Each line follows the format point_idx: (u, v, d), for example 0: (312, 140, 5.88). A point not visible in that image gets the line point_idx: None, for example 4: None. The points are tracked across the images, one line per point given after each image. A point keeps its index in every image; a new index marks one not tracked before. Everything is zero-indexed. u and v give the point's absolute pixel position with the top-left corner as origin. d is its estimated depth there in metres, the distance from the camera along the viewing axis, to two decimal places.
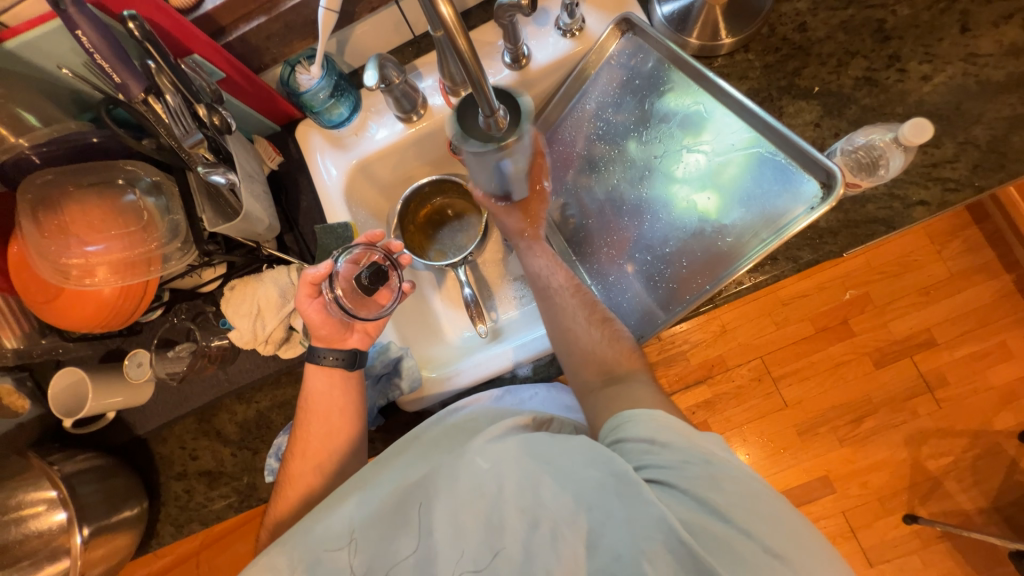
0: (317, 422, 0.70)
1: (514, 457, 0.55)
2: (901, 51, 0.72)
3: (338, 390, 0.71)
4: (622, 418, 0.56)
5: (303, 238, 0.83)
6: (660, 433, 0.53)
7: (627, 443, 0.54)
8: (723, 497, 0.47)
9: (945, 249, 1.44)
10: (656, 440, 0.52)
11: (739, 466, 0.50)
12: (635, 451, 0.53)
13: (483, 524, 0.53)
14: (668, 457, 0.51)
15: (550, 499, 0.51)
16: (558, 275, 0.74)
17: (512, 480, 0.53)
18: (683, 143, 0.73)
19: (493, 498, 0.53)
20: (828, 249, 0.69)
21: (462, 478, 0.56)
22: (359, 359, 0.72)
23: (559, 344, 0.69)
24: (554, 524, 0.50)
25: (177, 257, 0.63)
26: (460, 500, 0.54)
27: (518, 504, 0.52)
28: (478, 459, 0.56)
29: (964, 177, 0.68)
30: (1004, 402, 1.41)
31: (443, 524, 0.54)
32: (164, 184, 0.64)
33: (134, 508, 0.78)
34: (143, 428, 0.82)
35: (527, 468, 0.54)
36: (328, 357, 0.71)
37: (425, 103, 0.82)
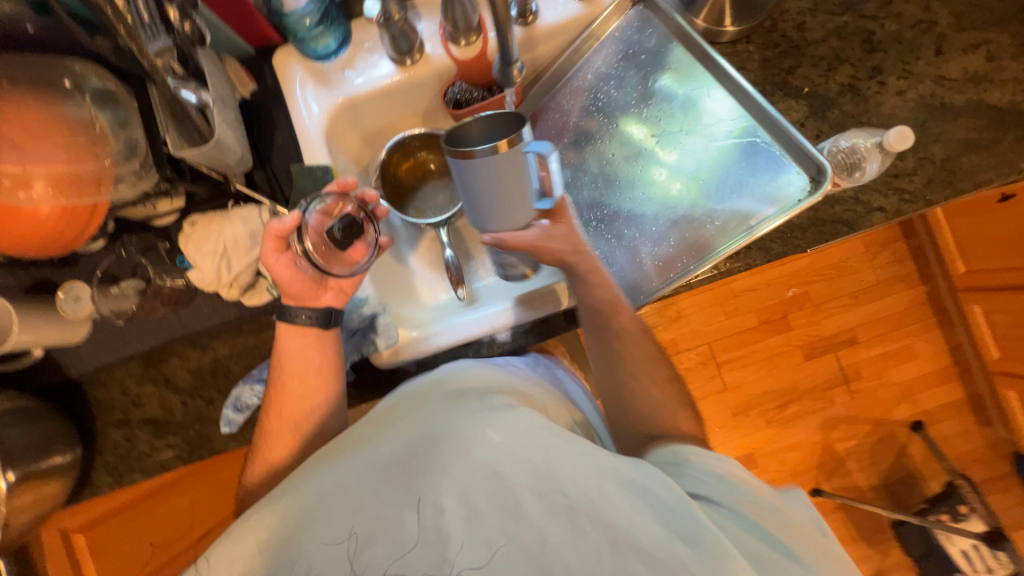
0: (292, 382, 0.66)
1: (528, 432, 0.53)
2: (883, 64, 0.76)
3: (314, 351, 0.67)
4: (687, 449, 0.57)
5: (276, 176, 0.76)
6: (731, 472, 0.54)
7: (690, 470, 0.55)
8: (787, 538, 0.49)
9: (877, 258, 1.60)
10: (725, 476, 0.53)
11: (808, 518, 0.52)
12: (698, 478, 0.54)
13: (496, 507, 0.49)
14: (731, 495, 0.52)
15: (576, 491, 0.49)
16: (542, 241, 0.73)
17: (529, 458, 0.51)
18: (681, 125, 0.75)
19: (511, 481, 0.50)
20: (796, 243, 0.74)
21: (474, 451, 0.52)
22: (334, 318, 0.68)
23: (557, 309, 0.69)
24: (575, 514, 0.48)
25: (132, 180, 0.56)
26: (471, 476, 0.51)
27: (535, 487, 0.49)
28: (490, 432, 0.53)
29: (918, 190, 0.75)
30: (903, 397, 1.61)
31: (451, 503, 0.49)
32: (119, 94, 0.57)
33: (65, 454, 0.72)
34: (76, 369, 0.74)
35: (551, 451, 0.51)
36: (301, 315, 0.66)
37: (421, 48, 0.77)
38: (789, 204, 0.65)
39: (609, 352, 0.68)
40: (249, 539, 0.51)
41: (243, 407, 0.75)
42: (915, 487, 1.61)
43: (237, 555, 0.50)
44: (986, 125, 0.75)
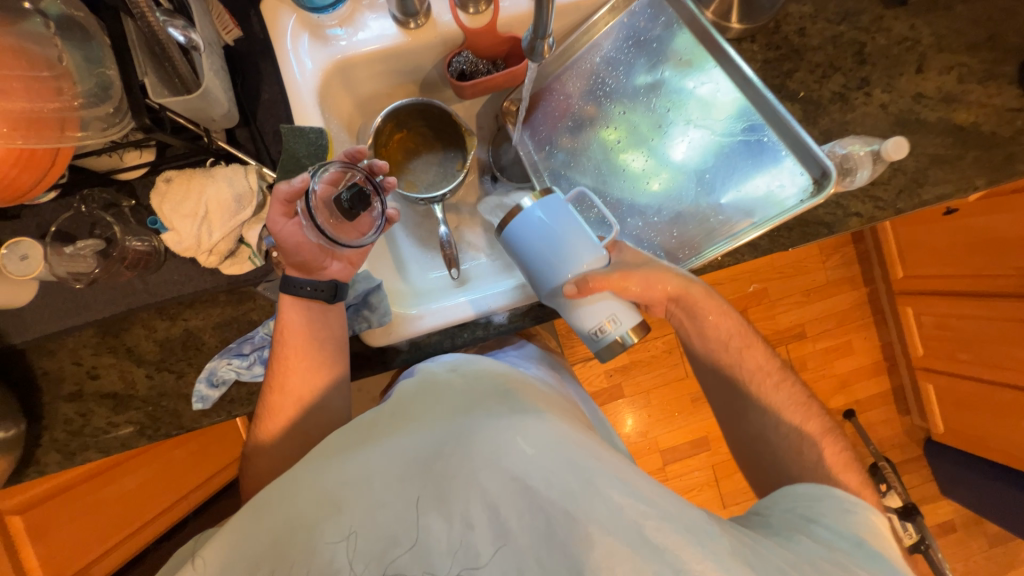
0: (294, 356, 0.65)
1: (564, 447, 0.48)
2: (871, 76, 0.81)
3: (318, 328, 0.66)
4: (842, 502, 0.57)
5: (262, 135, 0.70)
6: (857, 518, 0.55)
7: (823, 523, 0.54)
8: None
9: (829, 260, 1.73)
10: (859, 538, 0.52)
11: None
12: (827, 532, 0.53)
13: (522, 524, 0.44)
14: (852, 554, 0.50)
15: (609, 518, 0.43)
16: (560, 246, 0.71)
17: (561, 477, 0.45)
18: (689, 118, 0.75)
19: (538, 497, 0.45)
20: (782, 242, 0.78)
21: (501, 460, 0.47)
22: (341, 291, 0.67)
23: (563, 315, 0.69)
24: (608, 550, 0.42)
25: (100, 128, 0.50)
26: (495, 486, 0.46)
27: (566, 510, 0.44)
28: (522, 443, 0.48)
29: (890, 199, 0.80)
30: (840, 387, 1.77)
31: (472, 518, 0.44)
32: (86, 22, 0.49)
33: (9, 429, 0.64)
34: (20, 336, 0.66)
35: (586, 468, 0.46)
36: (305, 287, 0.65)
37: (428, 12, 0.72)
38: (795, 200, 0.67)
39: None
40: (250, 523, 0.48)
41: (219, 382, 0.70)
42: None
43: (234, 537, 0.48)
44: (952, 142, 0.81)
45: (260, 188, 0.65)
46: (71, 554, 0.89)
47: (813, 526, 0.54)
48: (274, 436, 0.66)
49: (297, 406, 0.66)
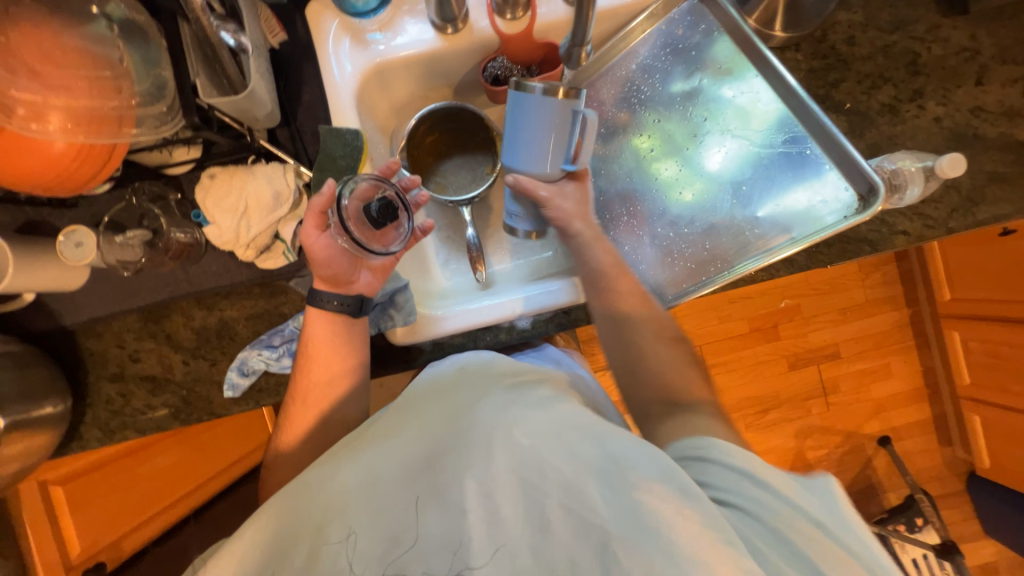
0: (318, 369, 0.67)
1: (558, 434, 0.47)
2: (925, 88, 0.77)
3: (340, 340, 0.68)
4: (710, 440, 0.51)
5: (300, 135, 0.72)
6: (759, 473, 0.47)
7: (714, 466, 0.48)
8: (837, 575, 0.41)
9: (869, 279, 1.65)
10: (765, 482, 0.46)
11: (854, 543, 0.43)
12: (721, 475, 0.47)
13: (521, 515, 0.45)
14: (761, 496, 0.45)
15: (605, 508, 0.43)
16: (590, 260, 0.70)
17: (557, 468, 0.45)
18: (727, 127, 0.73)
19: (535, 491, 0.45)
20: (820, 258, 0.75)
21: (495, 452, 0.47)
22: (366, 306, 0.68)
23: (610, 330, 0.68)
24: (606, 538, 0.43)
25: (152, 125, 0.52)
26: (492, 481, 0.46)
27: (564, 501, 0.44)
28: (513, 432, 0.48)
29: (942, 217, 0.76)
30: (875, 412, 1.68)
31: (468, 510, 0.45)
32: (147, 27, 0.51)
33: (57, 405, 0.68)
34: (71, 317, 0.70)
35: (579, 456, 0.46)
36: (332, 302, 0.66)
37: (466, 17, 0.73)
38: (839, 217, 0.63)
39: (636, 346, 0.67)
40: (256, 530, 0.49)
41: (249, 372, 0.72)
42: (875, 497, 1.68)
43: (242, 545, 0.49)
44: (1013, 160, 0.76)
45: (297, 185, 0.67)
46: (105, 523, 0.96)
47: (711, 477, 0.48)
48: (298, 428, 0.68)
49: (321, 399, 0.68)
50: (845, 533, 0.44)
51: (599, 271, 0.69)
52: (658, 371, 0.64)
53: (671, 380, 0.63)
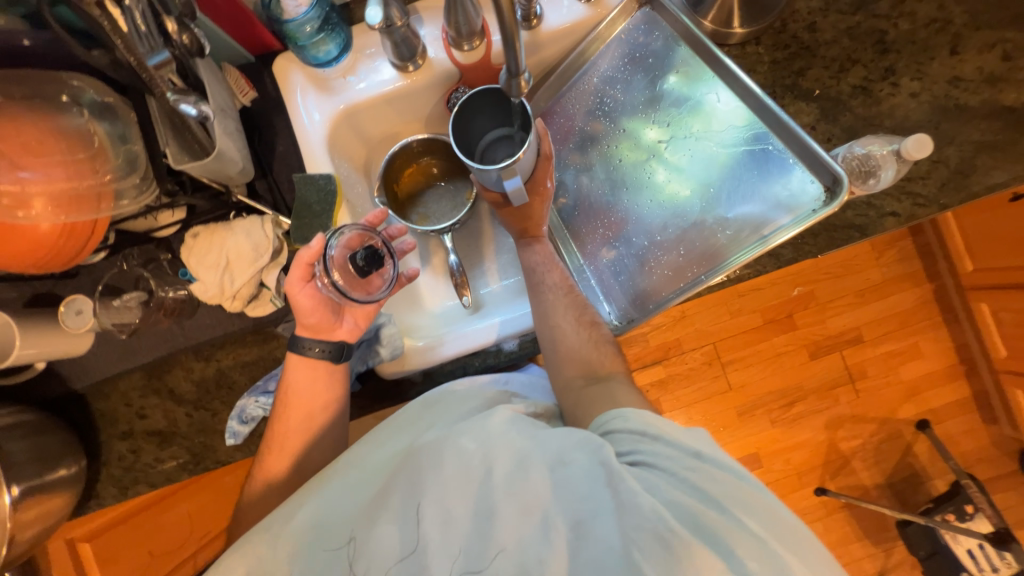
0: (306, 415, 0.69)
1: (500, 437, 0.55)
2: (897, 65, 0.75)
3: (322, 385, 0.69)
4: (614, 410, 0.58)
5: (278, 185, 0.75)
6: (655, 427, 0.55)
7: (619, 434, 0.55)
8: (732, 503, 0.48)
9: (883, 258, 1.57)
10: (658, 432, 0.54)
11: (730, 462, 0.52)
12: (629, 440, 0.54)
13: (471, 509, 0.52)
14: (658, 449, 0.53)
15: (540, 488, 0.51)
16: (553, 272, 0.72)
17: (500, 462, 0.53)
18: (691, 131, 0.73)
19: (480, 486, 0.52)
20: (807, 250, 0.73)
21: (448, 459, 0.54)
22: (346, 352, 0.70)
23: (547, 340, 0.68)
24: (546, 513, 0.50)
25: (133, 195, 0.56)
26: (446, 483, 0.53)
27: (507, 489, 0.51)
28: (461, 441, 0.55)
29: (932, 194, 0.73)
30: (908, 396, 1.59)
31: (430, 510, 0.52)
32: (117, 107, 0.56)
33: (70, 467, 0.71)
34: (80, 381, 0.74)
35: (515, 452, 0.54)
36: (314, 347, 0.68)
37: (425, 53, 0.75)
38: (806, 214, 0.61)
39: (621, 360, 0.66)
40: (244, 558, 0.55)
41: (248, 419, 0.74)
42: (920, 486, 1.58)
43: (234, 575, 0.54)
44: (1002, 126, 0.73)
45: (276, 235, 0.69)
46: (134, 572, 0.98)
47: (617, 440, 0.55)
48: (296, 470, 0.69)
49: (317, 439, 0.69)
50: (718, 456, 0.53)
51: (531, 268, 0.73)
52: (576, 347, 0.66)
53: (585, 353, 0.66)
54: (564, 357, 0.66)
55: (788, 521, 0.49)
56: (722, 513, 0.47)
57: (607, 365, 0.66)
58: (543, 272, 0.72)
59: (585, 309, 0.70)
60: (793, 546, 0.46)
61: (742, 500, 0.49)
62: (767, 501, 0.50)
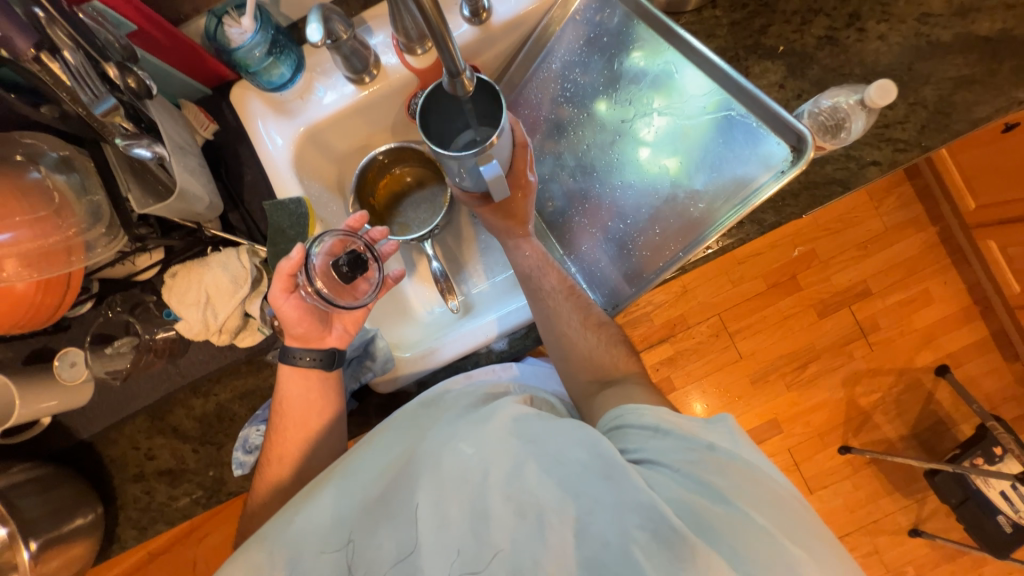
0: (305, 430, 0.69)
1: (498, 439, 0.54)
2: (861, 9, 0.72)
3: (315, 394, 0.69)
4: (624, 407, 0.57)
5: (251, 215, 0.76)
6: (669, 423, 0.54)
7: (630, 429, 0.55)
8: (745, 499, 0.48)
9: (882, 206, 1.53)
10: (671, 429, 0.54)
11: (743, 453, 0.52)
12: (638, 437, 0.54)
13: (468, 512, 0.51)
14: (667, 445, 0.53)
15: (536, 486, 0.50)
16: (549, 275, 0.70)
17: (497, 465, 0.52)
18: (652, 106, 0.72)
19: (477, 487, 0.52)
20: (790, 211, 0.71)
21: (445, 463, 0.54)
22: (338, 359, 0.70)
23: (554, 346, 0.66)
24: (542, 513, 0.48)
25: (104, 243, 0.57)
26: (445, 486, 0.53)
27: (504, 490, 0.50)
28: (460, 443, 0.55)
29: (913, 137, 0.70)
30: (924, 342, 1.55)
31: (426, 513, 0.51)
32: (75, 159, 0.56)
33: (88, 515, 0.73)
34: (86, 431, 0.75)
35: (510, 451, 0.53)
36: (304, 357, 0.68)
37: (378, 62, 0.74)
38: (776, 173, 0.62)
39: (604, 349, 0.65)
40: (238, 573, 0.53)
41: (252, 449, 0.75)
42: (945, 433, 1.55)
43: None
44: (978, 59, 0.70)
45: (253, 264, 0.70)
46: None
47: (626, 437, 0.55)
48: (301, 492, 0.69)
49: (318, 460, 0.70)
50: (730, 445, 0.53)
51: (526, 273, 0.70)
52: (586, 353, 0.65)
53: (597, 357, 0.65)
54: (574, 363, 0.65)
55: (794, 508, 0.49)
56: (729, 508, 0.47)
57: (621, 368, 0.64)
58: (539, 276, 0.69)
59: (589, 311, 0.68)
60: (797, 537, 0.46)
61: (751, 492, 0.49)
62: (776, 489, 0.50)
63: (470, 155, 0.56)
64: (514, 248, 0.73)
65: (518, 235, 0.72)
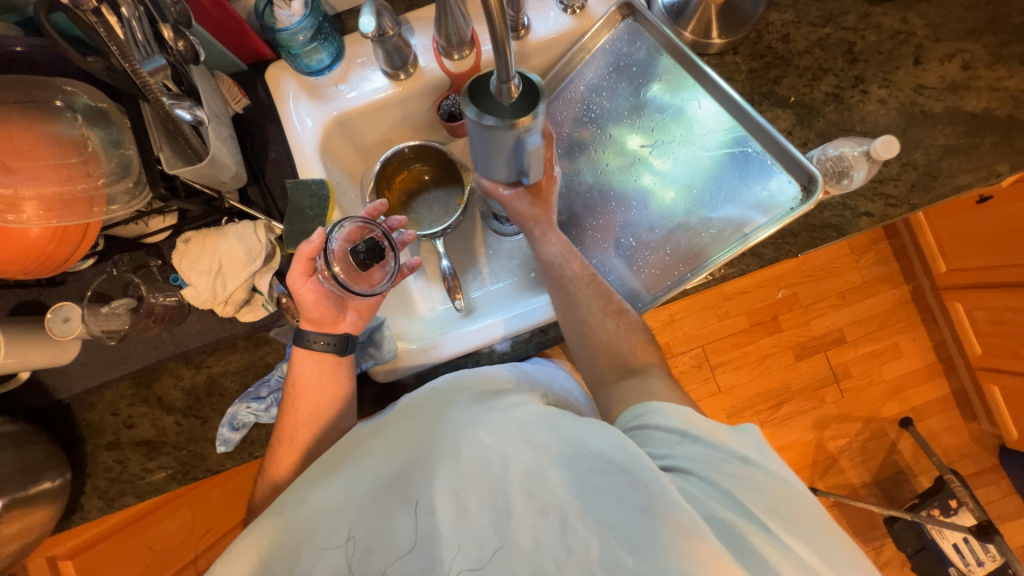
0: (299, 410, 0.68)
1: (518, 432, 0.55)
2: (865, 74, 0.79)
3: (328, 377, 0.69)
4: (650, 407, 0.56)
5: (270, 191, 0.76)
6: (695, 425, 0.54)
7: (654, 432, 0.54)
8: (782, 525, 0.47)
9: (862, 260, 1.62)
10: (696, 432, 0.53)
11: (772, 466, 0.52)
12: (664, 440, 0.53)
13: (488, 504, 0.52)
14: (695, 451, 0.52)
15: (558, 484, 0.51)
16: (573, 263, 0.72)
17: (516, 458, 0.53)
18: (673, 136, 0.76)
19: (498, 479, 0.52)
20: (788, 249, 0.75)
21: (465, 451, 0.55)
22: (351, 345, 0.70)
23: (573, 332, 0.68)
24: (564, 513, 0.50)
25: (125, 200, 0.56)
26: (462, 474, 0.54)
27: (525, 486, 0.51)
28: (480, 433, 0.56)
29: (903, 194, 0.76)
30: (892, 393, 1.62)
31: (444, 500, 0.53)
32: (111, 112, 0.57)
33: (55, 479, 0.69)
34: (65, 392, 0.73)
35: (532, 445, 0.54)
36: (319, 341, 0.68)
37: (415, 62, 0.77)
38: (783, 213, 0.68)
39: (603, 321, 0.67)
40: (255, 550, 0.55)
41: (239, 426, 0.73)
42: (905, 483, 1.61)
43: (243, 565, 0.54)
44: (964, 131, 0.77)
45: (269, 240, 0.70)
46: None
47: (648, 433, 0.55)
48: (287, 471, 0.67)
49: (309, 441, 0.69)
50: (763, 462, 0.52)
51: (549, 261, 0.73)
52: (604, 340, 0.66)
53: (615, 344, 0.66)
54: (594, 349, 0.66)
55: (840, 539, 0.49)
56: (761, 530, 0.47)
57: (640, 357, 0.65)
58: (562, 264, 0.72)
59: (610, 299, 0.69)
60: (833, 560, 0.47)
61: (786, 514, 0.48)
62: (815, 510, 0.50)
63: (511, 132, 0.55)
64: (540, 235, 0.74)
65: (545, 222, 0.74)
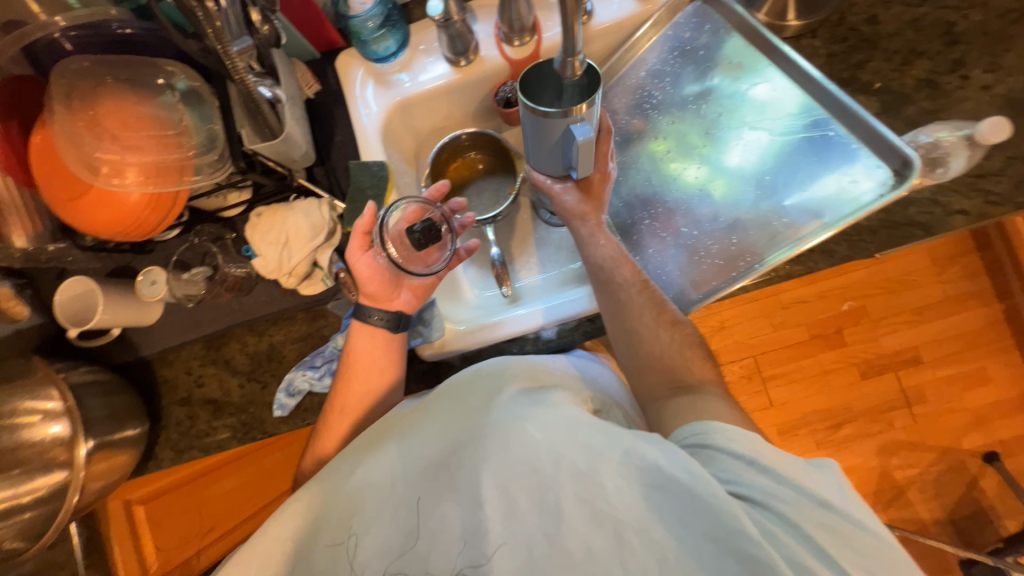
0: (352, 382, 0.71)
1: (570, 432, 0.53)
2: (966, 57, 0.71)
3: (379, 351, 0.71)
4: (709, 425, 0.53)
5: (334, 172, 0.80)
6: (763, 454, 0.50)
7: (720, 456, 0.50)
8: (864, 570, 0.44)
9: (945, 272, 1.46)
10: (768, 462, 0.49)
11: (855, 513, 0.47)
12: (732, 465, 0.50)
13: (538, 504, 0.51)
14: (766, 483, 0.48)
15: (615, 495, 0.49)
16: (624, 268, 0.68)
17: (570, 460, 0.52)
18: (743, 120, 0.73)
19: (549, 479, 0.51)
20: (865, 247, 0.69)
21: (514, 446, 0.54)
22: (404, 322, 0.72)
23: (623, 343, 0.65)
24: (619, 526, 0.48)
25: (208, 172, 0.61)
26: (511, 470, 0.53)
27: (578, 492, 0.50)
28: (530, 428, 0.55)
29: (1007, 192, 0.68)
30: (976, 423, 1.45)
31: (491, 495, 0.52)
32: (201, 91, 0.62)
33: (135, 428, 0.76)
34: (148, 349, 0.80)
35: (585, 448, 0.52)
36: (374, 315, 0.70)
37: (476, 49, 0.78)
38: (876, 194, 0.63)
39: (656, 333, 0.64)
40: (303, 507, 0.60)
41: (295, 392, 0.77)
42: (987, 525, 1.44)
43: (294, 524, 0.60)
44: None
45: (331, 216, 0.73)
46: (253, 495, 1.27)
47: (709, 453, 0.51)
48: (337, 438, 0.71)
49: (357, 413, 0.71)
50: (841, 500, 0.48)
51: (598, 263, 0.69)
52: (656, 352, 0.63)
53: (669, 356, 0.62)
54: (643, 362, 0.63)
55: None
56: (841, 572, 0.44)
57: (696, 374, 0.61)
58: (612, 267, 0.68)
59: (663, 307, 0.66)
60: None
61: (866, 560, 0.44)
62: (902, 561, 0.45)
63: (561, 120, 0.55)
64: (587, 236, 0.71)
65: (593, 222, 0.71)
